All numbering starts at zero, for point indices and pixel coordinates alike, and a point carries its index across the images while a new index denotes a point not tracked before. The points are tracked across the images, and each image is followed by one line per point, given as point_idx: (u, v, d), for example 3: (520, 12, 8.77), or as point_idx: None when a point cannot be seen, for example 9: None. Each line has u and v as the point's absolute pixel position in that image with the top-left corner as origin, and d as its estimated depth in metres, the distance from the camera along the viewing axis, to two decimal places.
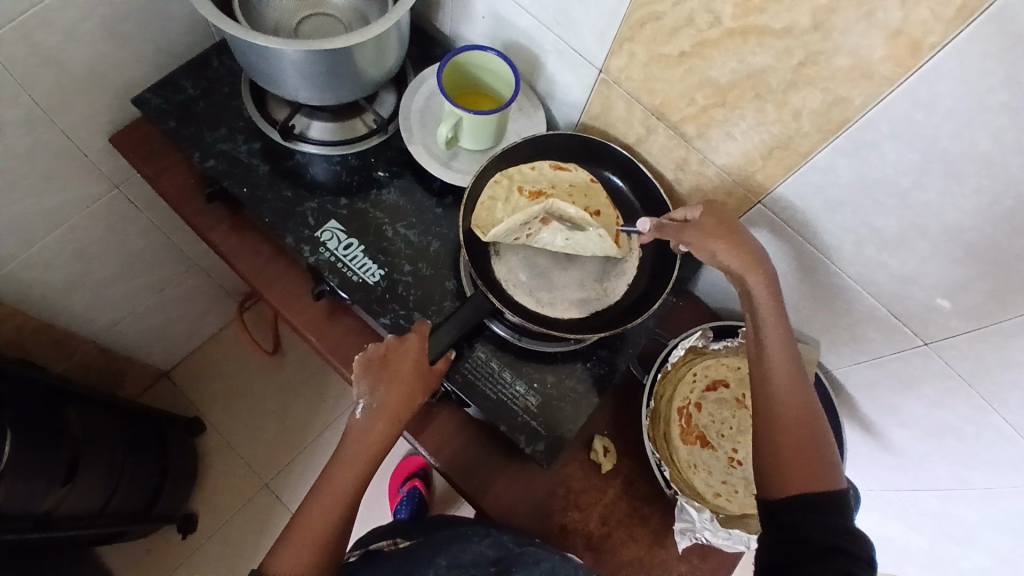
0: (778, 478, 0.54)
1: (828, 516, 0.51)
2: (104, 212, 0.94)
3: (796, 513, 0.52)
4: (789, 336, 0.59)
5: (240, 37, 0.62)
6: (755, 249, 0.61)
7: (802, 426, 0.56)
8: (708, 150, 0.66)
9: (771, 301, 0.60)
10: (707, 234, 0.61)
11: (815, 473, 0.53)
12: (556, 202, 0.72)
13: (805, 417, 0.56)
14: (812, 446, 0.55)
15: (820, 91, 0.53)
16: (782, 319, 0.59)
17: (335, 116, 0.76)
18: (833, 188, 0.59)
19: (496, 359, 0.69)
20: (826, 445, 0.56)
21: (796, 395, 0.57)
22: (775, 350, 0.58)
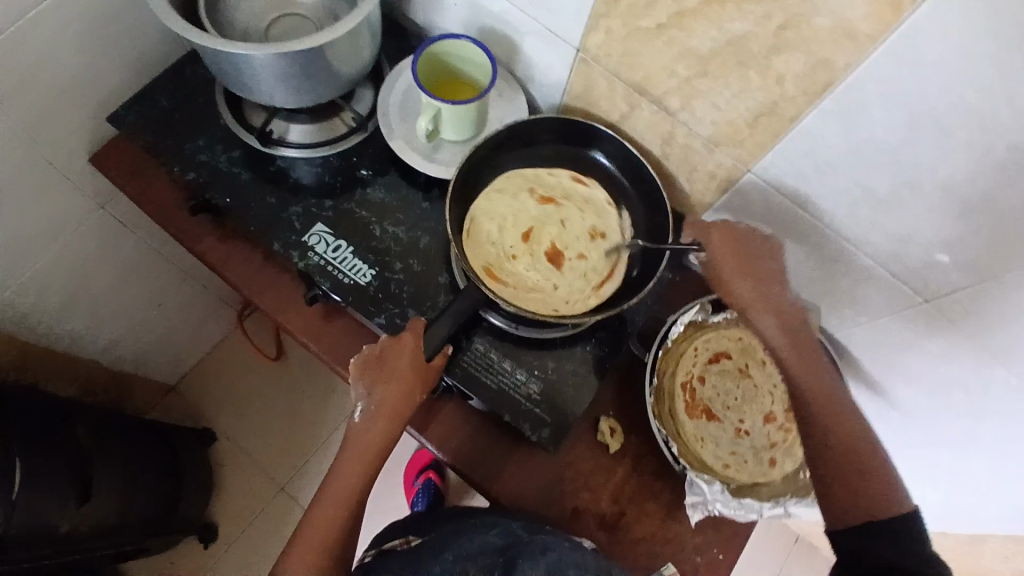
0: (840, 510, 0.54)
1: (898, 542, 0.51)
2: (94, 232, 0.93)
3: (866, 538, 0.52)
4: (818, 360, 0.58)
5: (209, 46, 0.62)
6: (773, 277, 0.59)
7: (853, 449, 0.55)
8: (693, 122, 0.65)
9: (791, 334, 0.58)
10: (727, 274, 0.59)
11: (874, 489, 0.54)
12: (564, 212, 0.73)
13: (853, 438, 0.56)
14: (871, 474, 0.54)
15: (803, 54, 0.52)
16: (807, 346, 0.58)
17: (313, 117, 0.75)
18: (822, 151, 0.58)
19: (494, 349, 0.69)
20: (884, 464, 0.55)
21: (841, 419, 0.56)
22: (810, 382, 0.57)
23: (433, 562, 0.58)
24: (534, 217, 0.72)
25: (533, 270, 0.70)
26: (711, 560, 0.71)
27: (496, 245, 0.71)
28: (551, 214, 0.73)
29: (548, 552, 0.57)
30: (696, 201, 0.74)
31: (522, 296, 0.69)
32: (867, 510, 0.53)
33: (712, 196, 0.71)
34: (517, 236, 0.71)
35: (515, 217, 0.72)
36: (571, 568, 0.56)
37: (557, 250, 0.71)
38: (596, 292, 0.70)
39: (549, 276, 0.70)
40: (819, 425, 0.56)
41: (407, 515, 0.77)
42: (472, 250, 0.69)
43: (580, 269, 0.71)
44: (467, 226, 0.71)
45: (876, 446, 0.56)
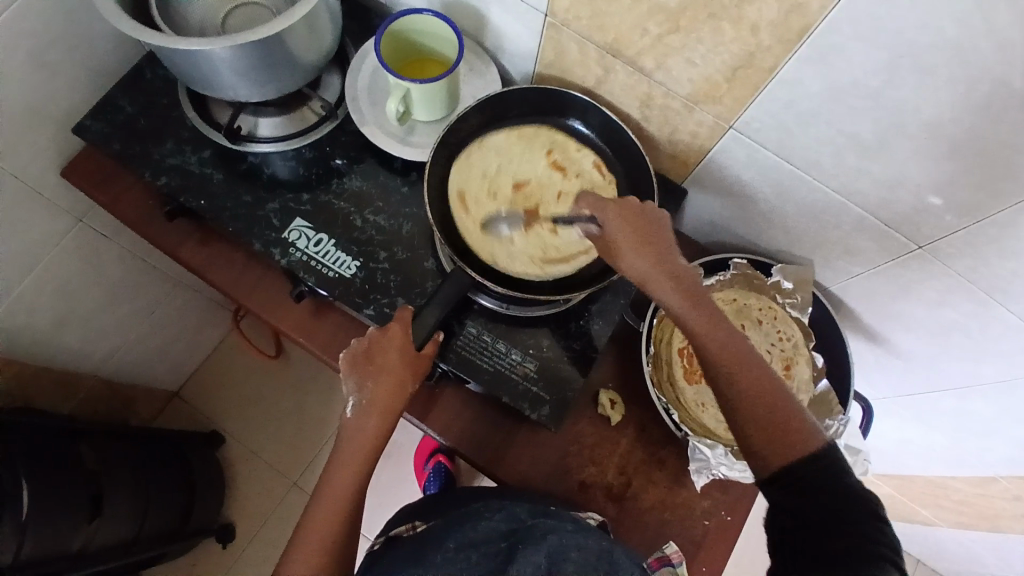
0: (758, 462, 0.50)
1: (823, 491, 0.47)
2: (76, 248, 0.92)
3: (794, 488, 0.48)
4: (716, 311, 0.55)
5: (165, 46, 0.59)
6: (663, 241, 0.57)
7: (762, 395, 0.51)
8: (669, 81, 0.63)
9: (684, 294, 0.55)
10: (617, 242, 0.57)
11: (790, 433, 0.49)
12: (564, 186, 0.71)
13: (765, 384, 0.51)
14: (781, 416, 0.50)
15: (775, 0, 0.49)
16: (698, 302, 0.55)
17: (282, 109, 0.73)
18: (803, 101, 0.56)
19: (487, 332, 0.68)
20: (795, 403, 0.51)
21: (749, 369, 0.52)
22: (706, 334, 0.53)
23: (436, 549, 0.57)
24: (536, 173, 0.71)
25: (501, 218, 0.70)
26: (721, 522, 0.71)
27: (485, 174, 0.71)
28: (551, 182, 0.71)
29: (549, 535, 0.57)
30: (681, 162, 0.72)
31: (477, 239, 0.68)
32: (784, 455, 0.49)
33: (696, 156, 0.70)
34: (508, 184, 0.71)
35: (518, 164, 0.72)
36: (574, 551, 0.56)
37: (536, 214, 0.70)
38: (540, 269, 0.67)
39: (516, 230, 0.69)
40: (726, 379, 0.52)
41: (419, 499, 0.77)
42: (459, 176, 0.71)
43: (546, 243, 0.69)
44: (464, 154, 0.71)
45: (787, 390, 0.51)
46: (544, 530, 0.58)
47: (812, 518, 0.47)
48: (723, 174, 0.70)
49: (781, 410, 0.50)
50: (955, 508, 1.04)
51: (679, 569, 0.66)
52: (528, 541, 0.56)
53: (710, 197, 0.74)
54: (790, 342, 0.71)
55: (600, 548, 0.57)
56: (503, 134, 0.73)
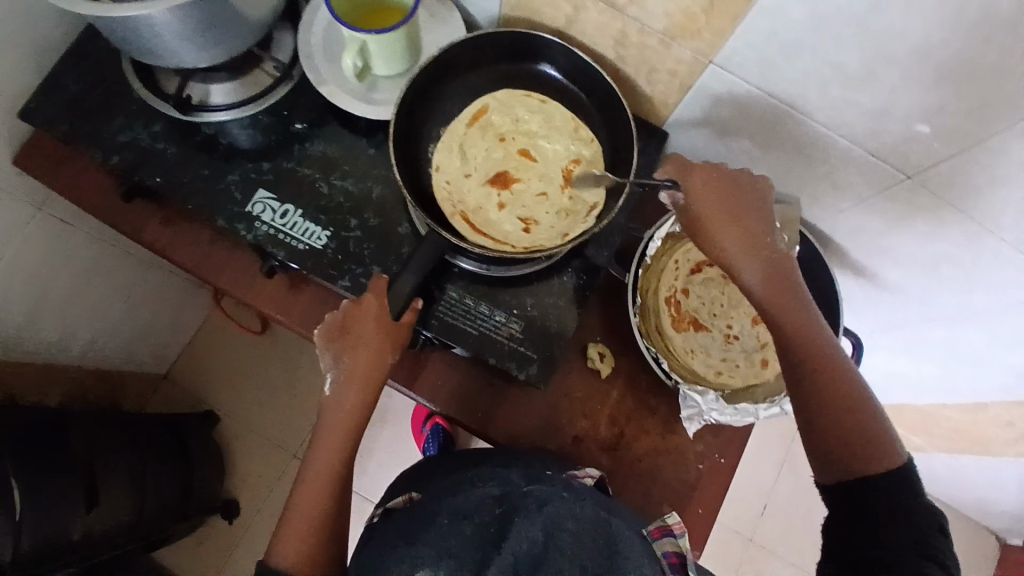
0: (824, 464, 0.51)
1: (887, 492, 0.47)
2: (38, 237, 0.88)
3: (854, 487, 0.49)
4: (806, 315, 0.53)
5: (97, 16, 0.55)
6: (753, 226, 0.56)
7: (839, 398, 0.50)
8: (643, 16, 0.59)
9: (773, 290, 0.54)
10: (707, 223, 0.56)
11: (862, 445, 0.49)
12: (551, 185, 0.68)
13: (846, 389, 0.50)
14: (860, 428, 0.49)
15: None
16: (786, 300, 0.53)
17: (233, 73, 0.68)
18: (785, 28, 0.52)
19: (468, 294, 0.66)
20: (879, 418, 0.50)
21: (833, 370, 0.51)
22: (789, 336, 0.52)
23: (427, 525, 0.56)
24: (547, 158, 0.68)
25: (481, 157, 0.68)
26: (715, 465, 0.72)
27: (511, 121, 0.69)
28: (547, 173, 0.68)
29: (546, 505, 0.56)
30: (660, 103, 0.69)
31: (451, 149, 0.68)
32: (850, 461, 0.49)
33: (676, 96, 0.66)
34: (521, 144, 0.69)
35: (539, 134, 0.69)
36: (570, 520, 0.55)
37: (509, 178, 0.68)
38: (461, 219, 0.66)
39: (480, 172, 0.68)
40: (806, 373, 0.51)
41: (416, 464, 0.76)
42: (499, 106, 0.69)
43: (483, 206, 0.67)
44: (519, 96, 0.70)
45: (870, 400, 0.51)
46: (539, 499, 0.57)
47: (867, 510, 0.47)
48: (704, 112, 0.67)
49: (856, 418, 0.50)
50: (946, 433, 1.06)
51: (682, 540, 0.61)
52: (521, 513, 0.55)
53: (691, 139, 0.72)
54: None
55: (597, 517, 0.56)
56: (564, 112, 0.69)
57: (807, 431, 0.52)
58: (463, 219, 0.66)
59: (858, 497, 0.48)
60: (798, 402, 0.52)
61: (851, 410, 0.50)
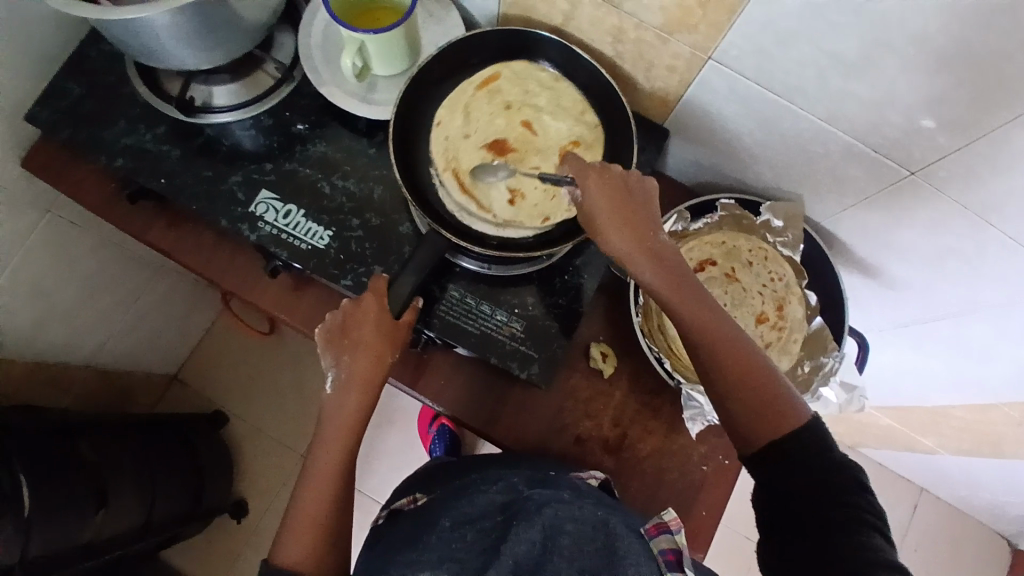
0: (742, 434, 0.51)
1: (804, 457, 0.48)
2: (48, 240, 0.89)
3: (776, 462, 0.49)
4: (701, 295, 0.54)
5: (96, 19, 0.55)
6: (642, 216, 0.56)
7: (745, 374, 0.51)
8: (640, 11, 0.58)
9: (662, 276, 0.54)
10: (598, 215, 0.55)
11: (773, 413, 0.50)
12: (546, 162, 0.66)
13: (750, 363, 0.51)
14: (767, 394, 0.50)
15: None
16: (679, 285, 0.54)
17: (234, 75, 0.69)
18: (783, 21, 0.51)
19: (470, 293, 0.66)
20: (780, 380, 0.51)
21: (735, 345, 0.52)
22: (690, 317, 0.53)
23: (431, 528, 0.56)
24: (548, 136, 0.67)
25: (482, 122, 0.68)
26: (719, 466, 0.71)
27: (523, 90, 0.68)
28: (546, 150, 0.67)
29: (545, 508, 0.53)
30: (660, 100, 0.68)
31: (455, 107, 0.68)
32: (767, 433, 0.50)
33: (675, 92, 0.66)
34: (524, 116, 0.68)
35: (547, 109, 0.68)
36: (570, 523, 0.52)
37: (505, 149, 0.67)
38: (449, 175, 0.66)
39: (479, 136, 0.67)
40: (710, 357, 0.52)
41: (422, 468, 0.76)
42: (512, 76, 0.69)
43: (476, 169, 0.66)
44: (534, 68, 0.69)
45: (771, 367, 0.52)
46: (538, 502, 0.54)
47: (792, 486, 0.48)
48: (702, 110, 0.66)
49: (765, 389, 0.51)
50: (956, 433, 1.05)
51: (679, 537, 0.55)
52: (522, 517, 0.52)
53: (693, 136, 0.71)
54: (782, 283, 0.69)
55: (596, 518, 0.53)
56: (578, 93, 0.68)
57: (725, 415, 0.52)
58: (454, 178, 0.66)
59: (784, 475, 0.48)
60: (711, 386, 0.53)
61: (758, 383, 0.51)
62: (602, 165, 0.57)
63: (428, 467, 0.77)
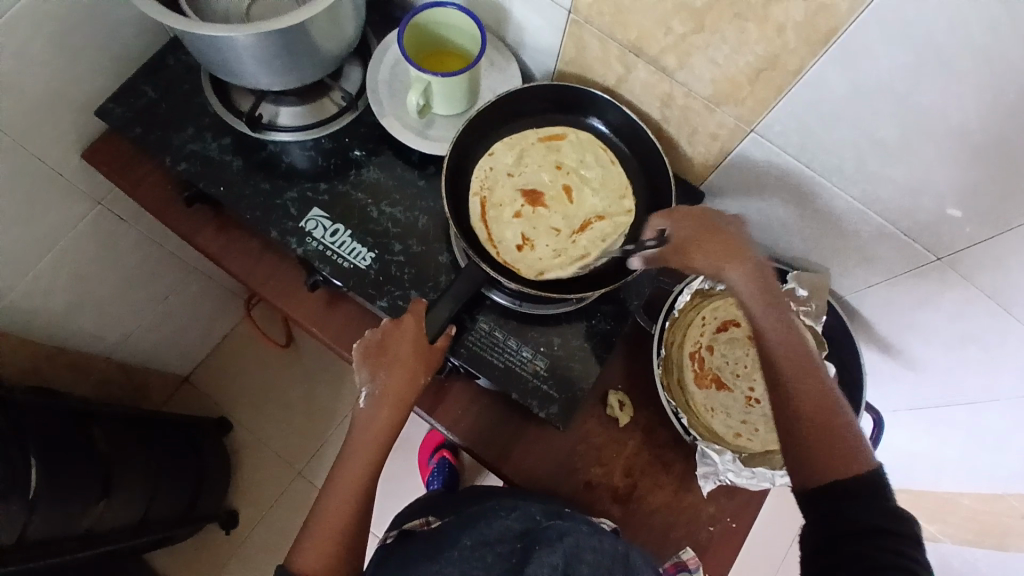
0: (804, 473, 0.50)
1: (865, 500, 0.47)
2: (95, 230, 0.93)
3: (834, 502, 0.48)
4: (790, 326, 0.54)
5: (188, 31, 0.59)
6: (733, 243, 0.57)
7: (817, 403, 0.51)
8: (691, 81, 0.62)
9: (757, 296, 0.55)
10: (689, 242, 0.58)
11: (842, 451, 0.49)
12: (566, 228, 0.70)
13: (830, 400, 0.51)
14: (835, 438, 0.49)
15: (802, 1, 0.49)
16: (772, 314, 0.54)
17: (302, 98, 0.73)
18: (827, 103, 0.55)
19: (499, 327, 0.68)
20: (850, 426, 0.50)
21: (817, 380, 0.52)
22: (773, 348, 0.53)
23: (451, 547, 0.57)
24: (581, 206, 0.71)
25: (527, 167, 0.72)
26: (727, 529, 0.71)
27: (577, 160, 0.72)
28: (571, 217, 0.71)
29: (565, 537, 0.57)
30: (699, 165, 0.72)
31: (513, 146, 0.72)
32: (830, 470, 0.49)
33: (715, 159, 0.69)
34: (568, 181, 0.72)
35: (590, 182, 0.72)
36: (588, 553, 0.56)
37: (536, 200, 0.71)
38: (480, 197, 0.70)
39: (522, 179, 0.71)
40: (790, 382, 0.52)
41: (428, 495, 0.77)
42: (575, 142, 0.72)
43: (504, 204, 0.70)
44: (597, 146, 0.72)
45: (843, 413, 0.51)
46: (560, 531, 0.57)
47: (836, 520, 0.47)
48: (740, 179, 0.69)
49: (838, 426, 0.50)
50: (960, 525, 1.04)
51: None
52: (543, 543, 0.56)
53: (728, 201, 0.74)
54: None
55: (615, 552, 0.57)
56: (624, 181, 0.72)
57: (788, 449, 0.51)
58: (479, 204, 0.70)
59: (832, 513, 0.48)
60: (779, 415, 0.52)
61: (834, 418, 0.50)
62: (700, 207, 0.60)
63: (434, 495, 0.78)
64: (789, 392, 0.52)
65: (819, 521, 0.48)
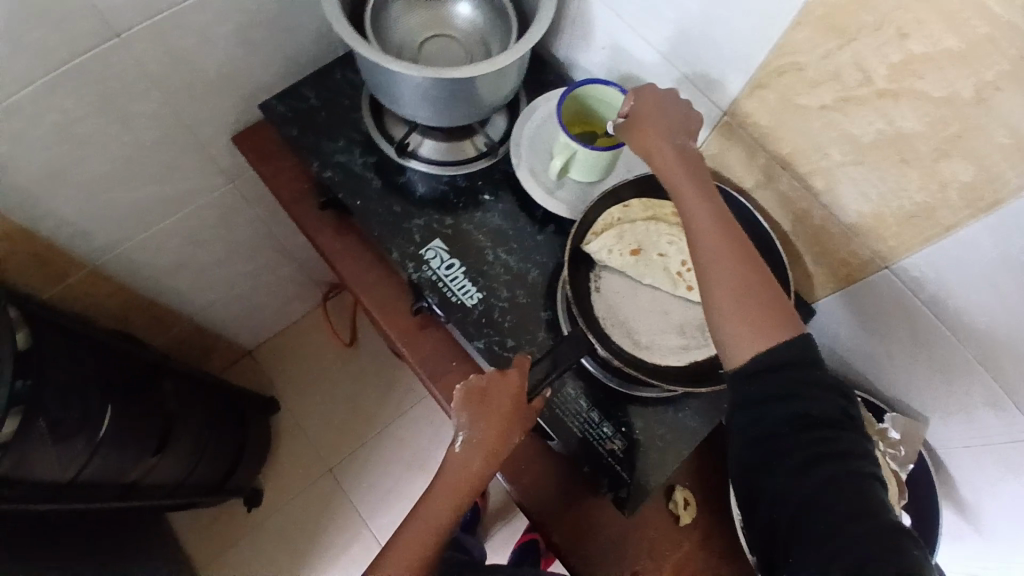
0: (734, 341, 0.53)
1: (789, 366, 0.51)
2: (219, 203, 1.00)
3: (758, 377, 0.52)
4: (708, 202, 0.57)
5: (373, 61, 0.65)
6: (667, 123, 0.60)
7: (740, 279, 0.54)
8: (833, 206, 0.63)
9: (685, 172, 0.58)
10: (646, 119, 0.60)
11: (764, 315, 0.53)
12: (665, 301, 0.69)
13: (747, 273, 0.55)
14: (757, 303, 0.53)
15: (973, 165, 0.50)
16: (702, 195, 0.57)
17: (448, 136, 0.77)
18: (971, 265, 0.54)
19: (585, 396, 0.68)
20: (770, 289, 0.54)
21: (736, 255, 0.55)
22: (698, 227, 0.56)
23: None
24: (693, 276, 0.69)
25: (654, 224, 0.71)
26: None
27: None
28: (676, 285, 0.69)
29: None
30: (816, 283, 0.71)
31: (648, 208, 0.71)
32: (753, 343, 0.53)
33: (836, 282, 0.69)
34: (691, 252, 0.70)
35: None
36: None
37: (649, 254, 0.69)
38: (597, 234, 0.69)
39: (644, 230, 0.70)
40: (715, 262, 0.55)
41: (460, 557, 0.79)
42: None
43: (619, 244, 0.69)
44: None
45: (765, 279, 0.55)
46: None
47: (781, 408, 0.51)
48: (853, 307, 0.69)
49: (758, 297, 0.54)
50: None
51: None
52: None
53: (836, 322, 0.73)
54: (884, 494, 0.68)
55: None
56: None
57: (716, 325, 0.55)
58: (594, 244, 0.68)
59: (761, 408, 0.52)
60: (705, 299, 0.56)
61: (752, 289, 0.54)
62: (666, 90, 0.62)
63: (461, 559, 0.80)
64: (710, 267, 0.55)
65: (755, 424, 0.52)
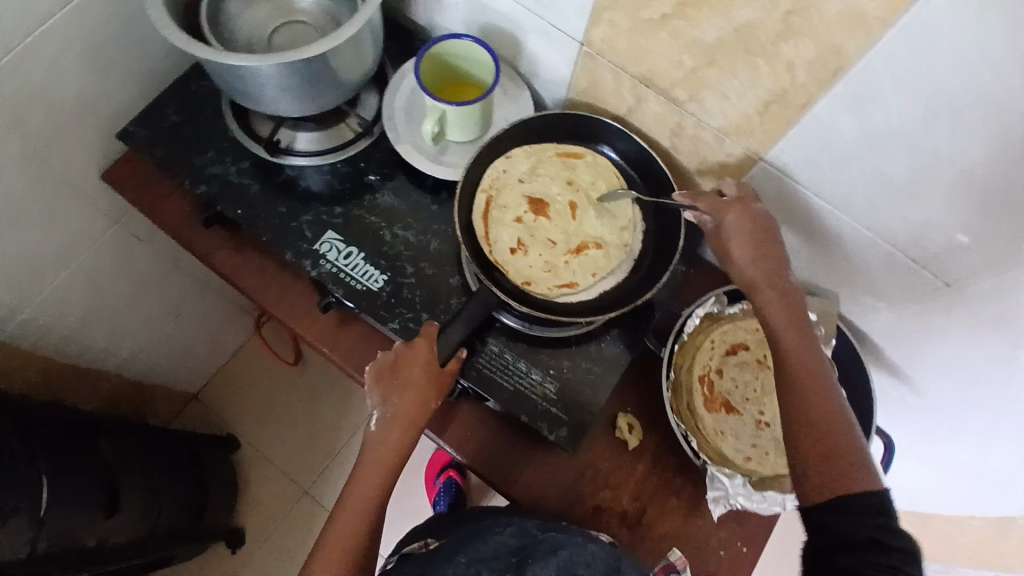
0: (815, 482, 0.52)
1: (863, 515, 0.49)
2: (112, 246, 0.95)
3: (830, 517, 0.50)
4: (807, 337, 0.57)
5: (210, 59, 0.61)
6: (773, 256, 0.60)
7: (831, 426, 0.53)
8: (702, 113, 0.64)
9: (790, 313, 0.58)
10: (735, 243, 0.60)
11: (839, 469, 0.51)
12: (562, 243, 0.69)
13: (835, 420, 0.54)
14: (841, 454, 0.52)
15: (812, 40, 0.51)
16: (800, 334, 0.57)
17: (320, 125, 0.76)
18: (836, 137, 0.56)
19: (509, 350, 0.69)
20: (858, 445, 0.53)
21: (822, 397, 0.54)
22: (796, 361, 0.56)
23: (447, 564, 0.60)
24: (582, 228, 0.70)
25: (540, 179, 0.72)
26: (736, 555, 0.70)
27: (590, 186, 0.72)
28: (568, 231, 0.70)
29: (560, 550, 0.59)
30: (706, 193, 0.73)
31: (531, 156, 0.73)
32: (831, 491, 0.51)
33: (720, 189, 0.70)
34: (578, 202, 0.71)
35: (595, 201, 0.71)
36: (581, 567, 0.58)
37: (539, 210, 0.71)
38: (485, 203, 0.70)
39: (533, 186, 0.71)
40: (805, 404, 0.54)
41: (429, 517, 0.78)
42: (594, 166, 0.73)
43: (509, 207, 0.70)
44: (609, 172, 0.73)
45: (853, 434, 0.53)
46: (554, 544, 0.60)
47: (838, 532, 0.49)
48: None
49: (839, 445, 0.53)
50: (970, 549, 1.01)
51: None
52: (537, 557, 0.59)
53: None
54: None
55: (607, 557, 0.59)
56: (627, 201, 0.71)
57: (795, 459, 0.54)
58: (485, 202, 0.70)
59: (833, 533, 0.50)
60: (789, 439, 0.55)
61: (835, 437, 0.53)
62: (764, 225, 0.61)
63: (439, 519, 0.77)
64: (800, 405, 0.54)
65: (821, 537, 0.50)
